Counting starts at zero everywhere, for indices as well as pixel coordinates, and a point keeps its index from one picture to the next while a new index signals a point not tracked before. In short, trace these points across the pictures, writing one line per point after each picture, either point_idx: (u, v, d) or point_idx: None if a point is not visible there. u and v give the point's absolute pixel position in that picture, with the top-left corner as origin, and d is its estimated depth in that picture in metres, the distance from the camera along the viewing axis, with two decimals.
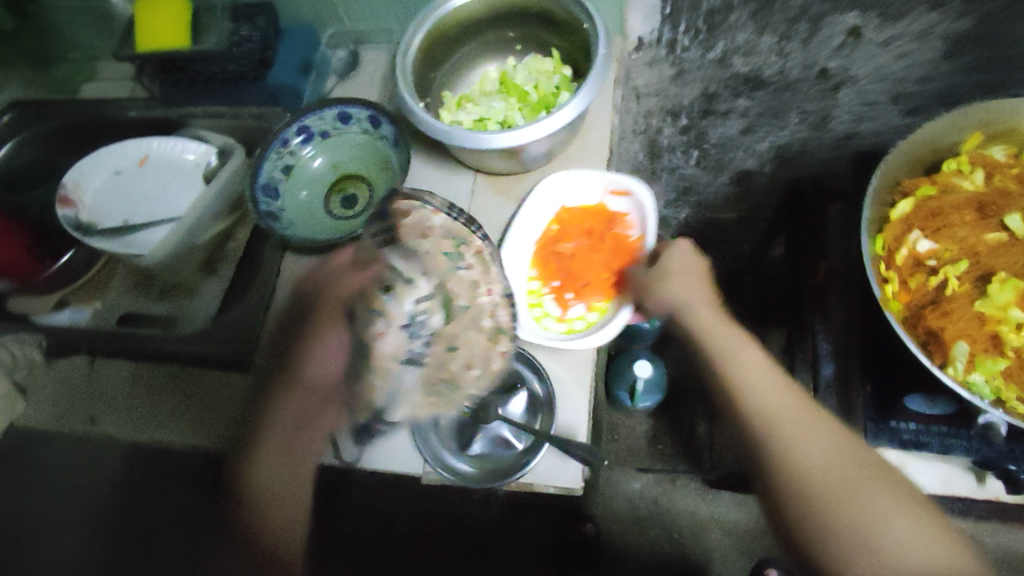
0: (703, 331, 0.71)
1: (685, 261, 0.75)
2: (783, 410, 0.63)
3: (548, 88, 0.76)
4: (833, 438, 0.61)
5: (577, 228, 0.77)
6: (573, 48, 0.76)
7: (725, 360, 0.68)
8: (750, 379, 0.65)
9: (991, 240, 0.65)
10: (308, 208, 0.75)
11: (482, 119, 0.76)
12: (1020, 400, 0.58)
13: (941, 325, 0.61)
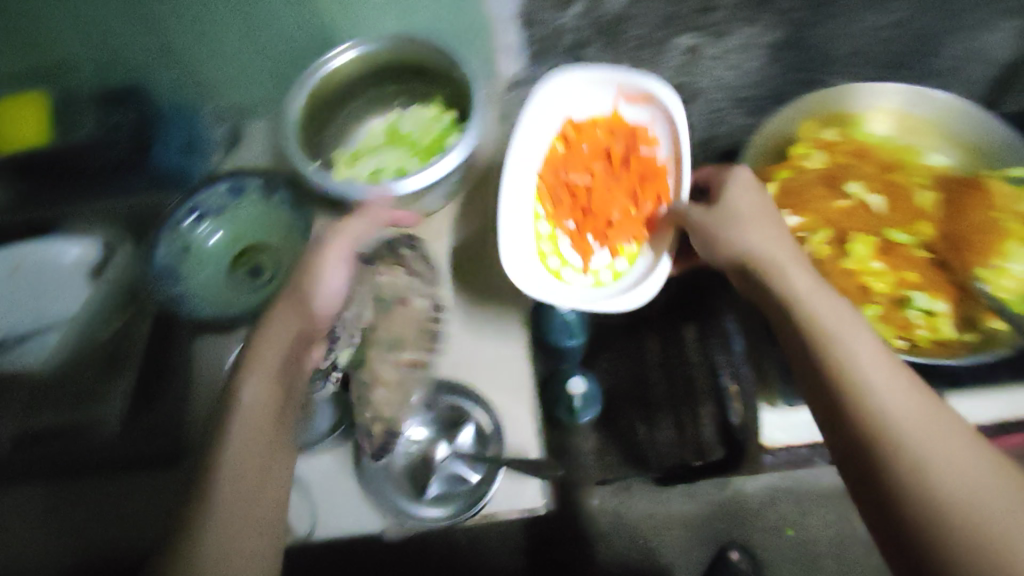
0: (812, 327, 0.59)
1: (751, 205, 0.69)
2: (904, 391, 0.54)
3: (432, 130, 0.81)
4: (971, 438, 0.51)
5: (593, 152, 0.81)
6: (449, 94, 0.84)
7: (822, 325, 0.59)
8: (849, 350, 0.57)
9: (842, 207, 0.77)
10: (213, 283, 0.78)
11: (377, 171, 0.80)
12: (894, 336, 0.70)
13: None
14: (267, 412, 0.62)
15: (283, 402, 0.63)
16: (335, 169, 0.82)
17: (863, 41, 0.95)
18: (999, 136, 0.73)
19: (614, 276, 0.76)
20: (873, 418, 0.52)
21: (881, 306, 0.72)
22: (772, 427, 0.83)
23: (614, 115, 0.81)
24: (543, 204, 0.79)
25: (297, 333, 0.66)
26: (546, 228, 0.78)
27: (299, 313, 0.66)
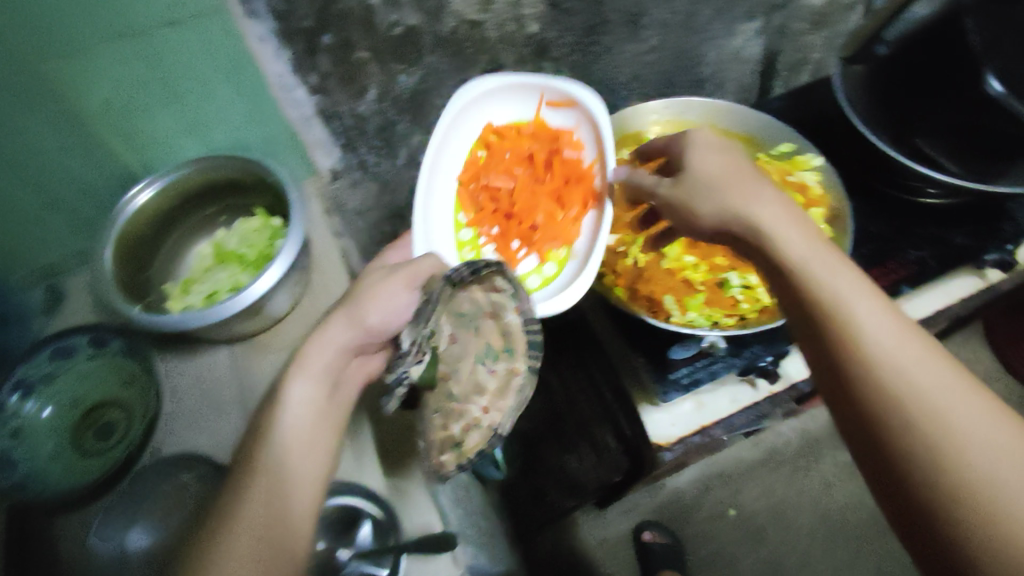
0: (825, 299, 0.55)
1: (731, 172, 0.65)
2: (911, 341, 0.51)
3: (258, 240, 0.84)
4: (968, 381, 0.50)
5: (514, 160, 0.90)
6: (266, 201, 0.86)
7: (814, 276, 0.55)
8: (851, 302, 0.53)
9: None
10: (58, 456, 0.74)
11: (212, 293, 0.81)
12: (724, 316, 0.72)
13: (651, 289, 0.72)
14: (312, 424, 0.57)
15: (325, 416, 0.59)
16: (167, 303, 0.81)
17: (634, 65, 1.09)
18: (760, 124, 0.84)
19: (545, 280, 0.83)
20: (885, 374, 0.50)
21: (706, 292, 0.73)
22: (658, 425, 0.86)
23: (534, 121, 0.89)
24: (466, 212, 0.89)
25: (341, 349, 0.64)
26: (468, 233, 0.88)
27: (351, 329, 0.65)
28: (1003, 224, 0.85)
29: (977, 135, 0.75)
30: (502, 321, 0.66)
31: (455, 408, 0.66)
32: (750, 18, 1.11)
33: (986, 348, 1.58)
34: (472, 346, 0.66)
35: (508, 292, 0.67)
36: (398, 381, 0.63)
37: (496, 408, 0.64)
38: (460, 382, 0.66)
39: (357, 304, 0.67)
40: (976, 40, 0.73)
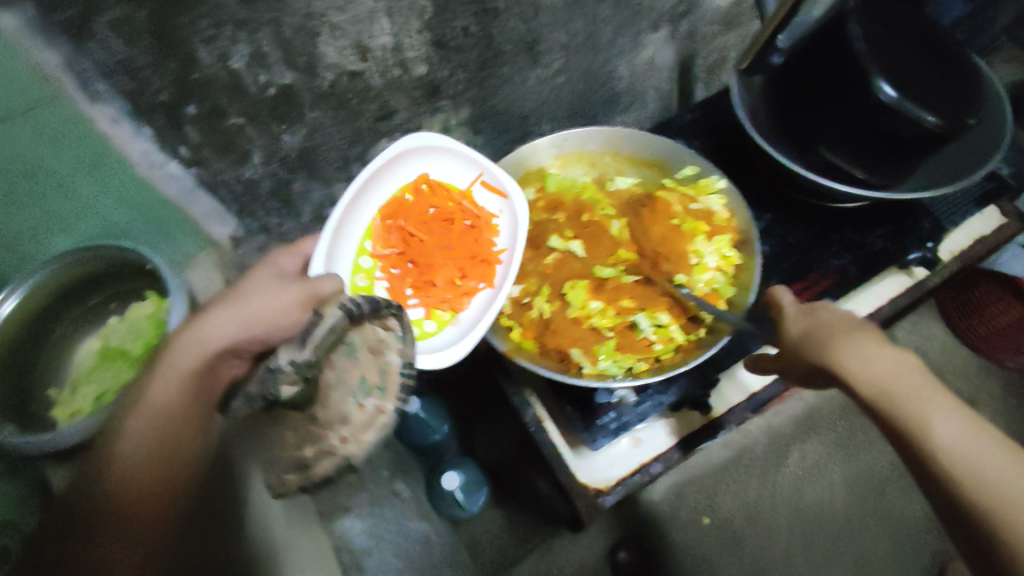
0: (904, 389, 0.56)
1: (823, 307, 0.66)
2: (984, 435, 0.52)
3: (143, 333, 0.79)
4: None
5: (436, 212, 0.84)
6: (150, 287, 0.82)
7: (884, 392, 0.57)
8: (921, 403, 0.55)
9: (553, 260, 0.74)
10: None
11: (99, 397, 0.76)
12: (639, 361, 0.67)
13: (557, 342, 0.67)
14: (150, 426, 0.51)
15: (158, 419, 0.51)
16: (51, 412, 0.75)
17: (540, 90, 1.05)
18: (663, 148, 0.79)
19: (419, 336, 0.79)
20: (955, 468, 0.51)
21: (615, 337, 0.68)
22: (594, 468, 0.80)
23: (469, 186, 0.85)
24: (371, 242, 0.83)
25: (209, 352, 0.56)
26: (367, 262, 0.82)
27: (228, 329, 0.58)
28: (918, 222, 0.84)
29: (877, 143, 0.73)
30: (380, 356, 0.52)
31: (310, 435, 0.48)
32: (655, 30, 1.08)
33: (940, 324, 1.55)
34: (343, 373, 0.50)
35: (395, 331, 0.53)
36: (258, 401, 0.50)
37: (356, 441, 0.47)
38: (327, 409, 0.49)
39: (241, 300, 0.61)
40: (860, 47, 0.69)
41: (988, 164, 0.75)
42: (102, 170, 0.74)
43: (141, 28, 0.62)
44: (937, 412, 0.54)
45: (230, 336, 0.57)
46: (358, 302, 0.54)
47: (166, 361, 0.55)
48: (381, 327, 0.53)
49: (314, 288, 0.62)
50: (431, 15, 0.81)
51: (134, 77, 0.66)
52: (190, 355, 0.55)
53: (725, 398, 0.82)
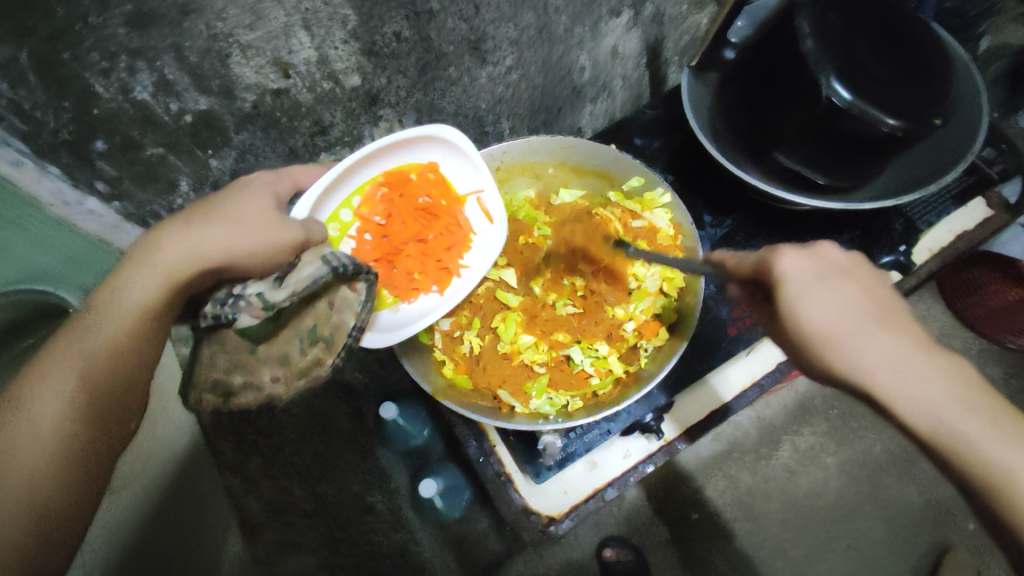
0: (937, 396, 0.49)
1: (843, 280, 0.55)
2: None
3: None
4: None
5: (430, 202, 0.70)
6: None
7: (922, 400, 0.49)
8: (987, 437, 0.47)
9: (485, 289, 0.72)
10: None
11: None
12: (573, 397, 0.65)
13: (488, 380, 0.66)
14: (131, 331, 0.52)
15: (143, 324, 0.52)
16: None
17: (493, 88, 0.98)
18: (605, 158, 0.74)
19: None
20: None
21: (548, 373, 0.68)
22: (548, 494, 0.75)
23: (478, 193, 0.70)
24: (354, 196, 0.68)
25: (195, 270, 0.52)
26: (345, 214, 0.68)
27: (217, 248, 0.52)
28: (889, 224, 0.80)
29: (836, 149, 0.67)
30: (336, 314, 0.53)
31: (246, 364, 0.52)
32: (616, 15, 0.99)
33: (939, 305, 1.45)
34: (296, 319, 0.54)
35: (362, 297, 0.54)
36: (219, 315, 0.51)
37: (285, 382, 0.52)
38: (272, 344, 0.53)
39: (233, 216, 0.55)
40: (809, 45, 0.62)
41: (961, 164, 0.69)
42: (19, 217, 0.77)
43: (26, 70, 0.59)
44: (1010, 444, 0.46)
45: (219, 250, 0.52)
46: (344, 262, 0.53)
47: (152, 256, 0.52)
48: (349, 288, 0.54)
49: (307, 232, 0.56)
50: (355, 23, 0.73)
51: (27, 119, 0.64)
52: (185, 263, 0.52)
53: (719, 393, 0.77)
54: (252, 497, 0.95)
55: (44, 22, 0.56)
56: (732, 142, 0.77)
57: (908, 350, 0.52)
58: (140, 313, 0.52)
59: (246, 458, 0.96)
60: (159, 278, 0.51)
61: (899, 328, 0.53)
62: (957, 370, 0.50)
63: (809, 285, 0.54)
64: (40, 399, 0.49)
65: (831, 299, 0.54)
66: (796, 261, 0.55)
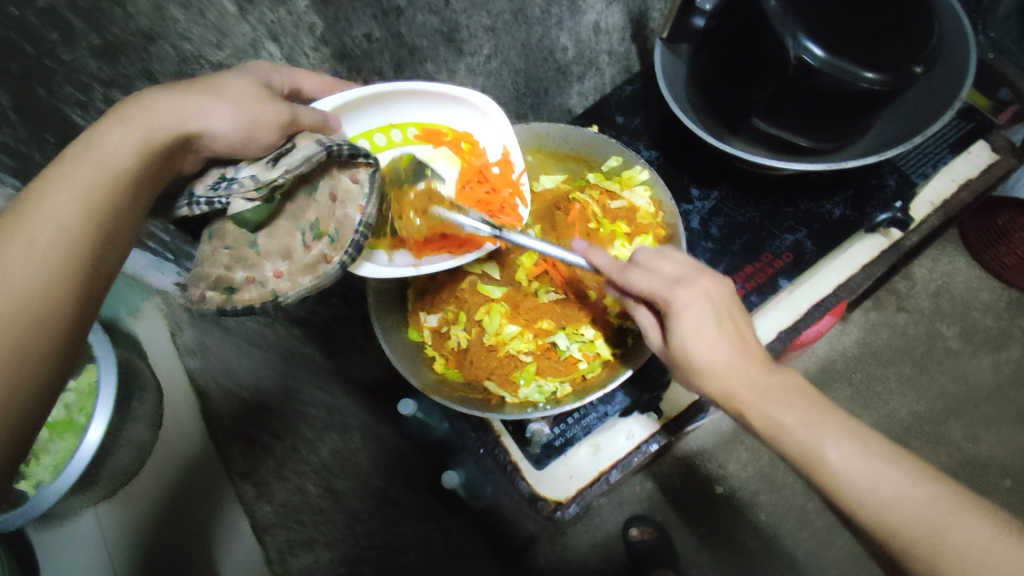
0: (757, 400, 0.52)
1: (707, 294, 0.53)
2: (870, 449, 0.49)
3: (88, 402, 0.86)
4: (882, 458, 0.48)
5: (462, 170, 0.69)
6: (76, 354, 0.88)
7: (750, 404, 0.52)
8: (808, 433, 0.50)
9: (467, 284, 0.72)
10: None
11: (55, 466, 0.83)
12: (562, 385, 0.66)
13: (475, 372, 0.67)
14: (111, 185, 0.44)
15: (125, 178, 0.45)
16: (17, 485, 0.81)
17: (473, 79, 0.91)
18: (582, 140, 0.75)
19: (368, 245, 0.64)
20: (837, 494, 0.48)
21: (535, 361, 0.68)
22: (554, 479, 0.74)
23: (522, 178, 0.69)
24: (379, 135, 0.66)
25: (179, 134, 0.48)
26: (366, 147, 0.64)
27: (204, 111, 0.48)
28: (882, 181, 0.78)
29: (815, 109, 0.64)
30: (340, 208, 0.51)
31: (249, 258, 0.49)
32: None
33: (963, 258, 1.39)
34: (296, 212, 0.51)
35: (362, 186, 0.51)
36: (209, 201, 0.48)
37: (292, 275, 0.49)
38: (272, 234, 0.50)
39: (217, 90, 0.50)
40: (774, 4, 0.60)
41: (949, 111, 0.66)
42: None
43: (4, 109, 0.63)
44: (826, 436, 0.49)
45: (202, 118, 0.48)
46: (339, 143, 0.49)
47: (126, 112, 0.47)
48: (348, 179, 0.51)
49: (296, 114, 0.53)
50: (324, 29, 0.71)
51: (17, 156, 0.70)
52: (163, 123, 0.47)
53: None
54: (264, 500, 0.92)
55: (18, 63, 0.58)
56: (710, 113, 0.77)
57: (766, 376, 0.52)
58: (123, 167, 0.45)
59: (258, 463, 0.94)
60: (137, 133, 0.46)
61: (760, 356, 0.53)
62: (799, 386, 0.53)
63: (696, 324, 0.52)
64: (20, 243, 0.41)
65: (713, 333, 0.52)
66: (690, 297, 0.52)
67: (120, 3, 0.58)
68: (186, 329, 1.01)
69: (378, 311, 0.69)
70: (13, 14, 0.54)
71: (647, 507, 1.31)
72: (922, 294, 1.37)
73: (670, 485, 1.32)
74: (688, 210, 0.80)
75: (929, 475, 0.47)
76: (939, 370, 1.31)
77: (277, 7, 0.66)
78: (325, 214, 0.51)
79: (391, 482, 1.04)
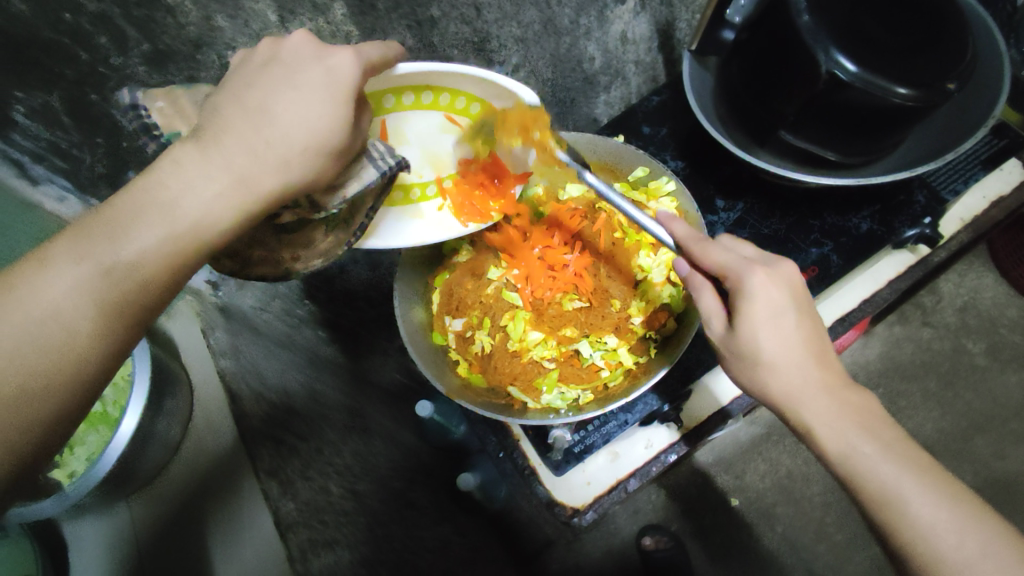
0: (828, 414, 0.51)
1: (786, 287, 0.54)
2: (942, 488, 0.48)
3: (123, 396, 0.90)
4: (957, 500, 0.48)
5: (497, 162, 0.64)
6: None
7: (825, 421, 0.51)
8: (883, 459, 0.49)
9: (491, 291, 0.73)
10: None
11: (91, 457, 0.86)
12: (585, 391, 0.66)
13: (499, 377, 0.68)
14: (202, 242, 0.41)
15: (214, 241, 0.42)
16: (52, 474, 0.83)
17: None
18: (610, 151, 0.77)
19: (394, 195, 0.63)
20: (904, 529, 0.48)
21: (558, 367, 0.69)
22: (572, 486, 0.75)
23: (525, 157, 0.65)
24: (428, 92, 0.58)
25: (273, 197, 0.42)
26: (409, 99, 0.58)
27: (296, 162, 0.42)
28: (911, 197, 0.77)
29: (846, 124, 0.65)
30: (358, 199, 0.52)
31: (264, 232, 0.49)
32: (622, 1, 0.89)
33: (992, 273, 1.36)
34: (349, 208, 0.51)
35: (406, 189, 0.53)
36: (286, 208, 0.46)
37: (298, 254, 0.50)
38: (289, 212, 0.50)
39: (302, 126, 0.42)
40: (806, 19, 0.60)
41: (981, 128, 0.66)
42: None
43: (59, 113, 0.67)
44: (897, 465, 0.49)
45: (291, 173, 0.43)
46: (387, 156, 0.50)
47: (217, 153, 0.41)
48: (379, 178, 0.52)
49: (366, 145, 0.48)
50: (360, 38, 0.72)
51: (66, 157, 0.73)
52: (255, 177, 0.42)
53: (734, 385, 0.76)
54: (289, 498, 0.95)
55: (68, 67, 0.62)
56: (737, 125, 0.77)
57: (839, 389, 0.53)
58: (219, 227, 0.41)
59: (284, 463, 0.97)
60: (228, 187, 0.41)
61: (832, 364, 0.54)
62: (869, 405, 0.53)
63: (773, 313, 0.52)
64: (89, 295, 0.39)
65: (786, 326, 0.53)
66: (767, 283, 0.53)
67: (170, 12, 0.60)
68: (218, 329, 1.05)
69: (404, 316, 0.70)
70: (66, 20, 0.57)
71: (662, 515, 1.30)
72: (948, 309, 1.35)
73: (688, 492, 1.31)
74: (714, 221, 0.80)
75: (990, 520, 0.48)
76: (964, 387, 1.29)
77: (316, 17, 0.67)
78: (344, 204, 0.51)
79: (411, 485, 1.03)
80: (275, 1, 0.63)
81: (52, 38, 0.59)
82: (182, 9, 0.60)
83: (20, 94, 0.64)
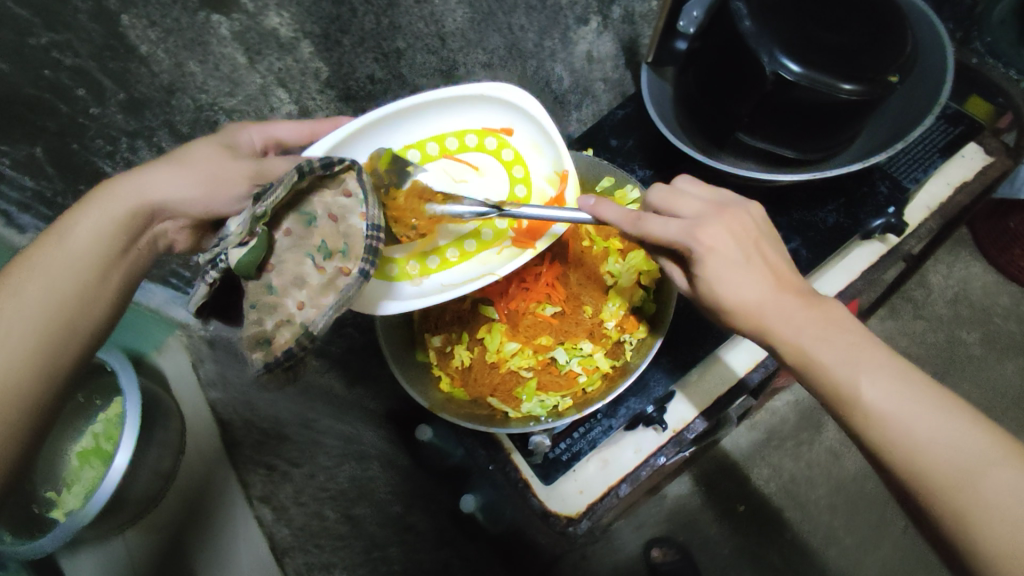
0: (792, 333, 0.49)
1: (734, 230, 0.53)
2: (910, 389, 0.45)
3: (116, 431, 0.91)
4: (930, 396, 0.45)
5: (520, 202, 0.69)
6: (106, 387, 0.93)
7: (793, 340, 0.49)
8: (847, 370, 0.47)
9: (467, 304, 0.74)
10: None
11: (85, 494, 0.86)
12: (564, 398, 0.68)
13: (480, 389, 0.70)
14: (78, 269, 0.54)
15: (93, 254, 0.55)
16: (50, 514, 0.85)
17: None
18: (582, 164, 0.81)
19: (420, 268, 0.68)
20: (873, 431, 0.45)
21: (537, 376, 0.71)
22: (564, 495, 0.74)
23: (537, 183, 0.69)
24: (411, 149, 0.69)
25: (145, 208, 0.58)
26: None
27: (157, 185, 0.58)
28: (873, 189, 0.79)
29: (798, 123, 0.67)
30: (344, 223, 0.51)
31: (270, 302, 0.50)
32: (584, 23, 0.92)
33: (979, 262, 1.37)
34: (301, 239, 0.51)
35: (357, 196, 0.52)
36: (214, 263, 0.50)
37: (313, 303, 0.49)
38: (280, 272, 0.50)
39: (176, 163, 0.59)
40: (748, 25, 0.63)
41: (929, 116, 0.68)
42: None
43: (42, 163, 0.71)
44: (862, 372, 0.46)
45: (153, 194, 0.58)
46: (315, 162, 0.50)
47: (100, 204, 0.57)
48: (341, 193, 0.52)
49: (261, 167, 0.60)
50: (328, 73, 0.74)
51: (52, 205, 0.76)
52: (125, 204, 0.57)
53: (732, 369, 0.76)
54: (284, 524, 0.89)
55: (52, 120, 0.66)
56: (698, 131, 0.79)
57: (803, 307, 0.50)
58: (87, 243, 0.55)
59: (276, 488, 0.91)
60: (101, 217, 0.56)
61: (800, 290, 0.51)
62: (841, 321, 0.50)
63: (726, 261, 0.51)
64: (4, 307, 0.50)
65: (742, 264, 0.52)
66: (718, 236, 0.52)
67: (144, 62, 0.63)
68: (208, 361, 1.05)
69: (390, 337, 0.73)
70: (48, 76, 0.61)
71: (668, 526, 1.28)
72: (940, 301, 1.35)
73: (690, 509, 1.29)
74: None
75: (972, 418, 0.44)
76: (962, 378, 1.29)
77: (284, 56, 0.70)
78: (319, 233, 0.51)
79: (409, 510, 1.01)
80: (241, 44, 0.66)
81: (33, 94, 0.62)
82: (155, 58, 0.63)
83: (5, 147, 0.68)
